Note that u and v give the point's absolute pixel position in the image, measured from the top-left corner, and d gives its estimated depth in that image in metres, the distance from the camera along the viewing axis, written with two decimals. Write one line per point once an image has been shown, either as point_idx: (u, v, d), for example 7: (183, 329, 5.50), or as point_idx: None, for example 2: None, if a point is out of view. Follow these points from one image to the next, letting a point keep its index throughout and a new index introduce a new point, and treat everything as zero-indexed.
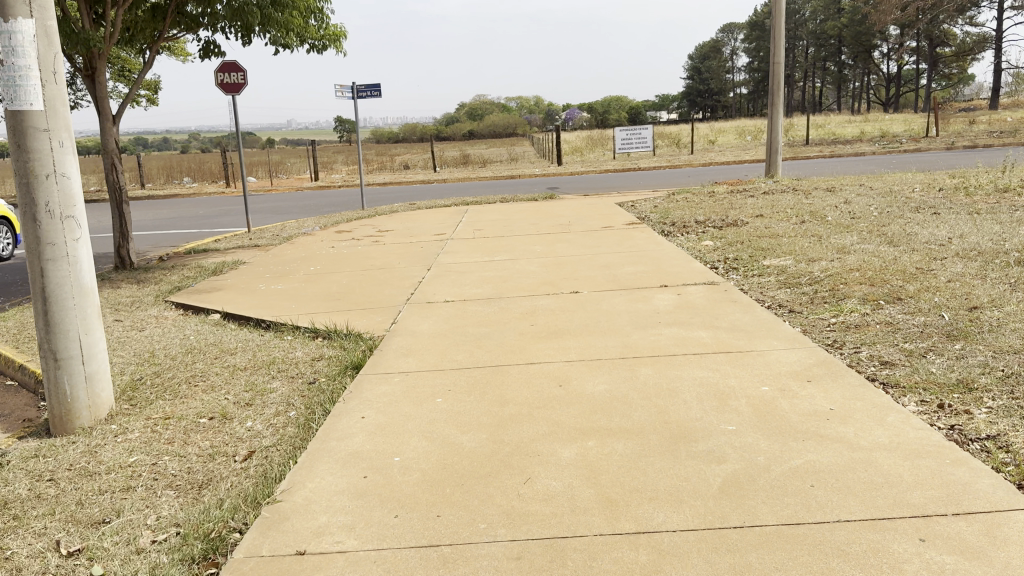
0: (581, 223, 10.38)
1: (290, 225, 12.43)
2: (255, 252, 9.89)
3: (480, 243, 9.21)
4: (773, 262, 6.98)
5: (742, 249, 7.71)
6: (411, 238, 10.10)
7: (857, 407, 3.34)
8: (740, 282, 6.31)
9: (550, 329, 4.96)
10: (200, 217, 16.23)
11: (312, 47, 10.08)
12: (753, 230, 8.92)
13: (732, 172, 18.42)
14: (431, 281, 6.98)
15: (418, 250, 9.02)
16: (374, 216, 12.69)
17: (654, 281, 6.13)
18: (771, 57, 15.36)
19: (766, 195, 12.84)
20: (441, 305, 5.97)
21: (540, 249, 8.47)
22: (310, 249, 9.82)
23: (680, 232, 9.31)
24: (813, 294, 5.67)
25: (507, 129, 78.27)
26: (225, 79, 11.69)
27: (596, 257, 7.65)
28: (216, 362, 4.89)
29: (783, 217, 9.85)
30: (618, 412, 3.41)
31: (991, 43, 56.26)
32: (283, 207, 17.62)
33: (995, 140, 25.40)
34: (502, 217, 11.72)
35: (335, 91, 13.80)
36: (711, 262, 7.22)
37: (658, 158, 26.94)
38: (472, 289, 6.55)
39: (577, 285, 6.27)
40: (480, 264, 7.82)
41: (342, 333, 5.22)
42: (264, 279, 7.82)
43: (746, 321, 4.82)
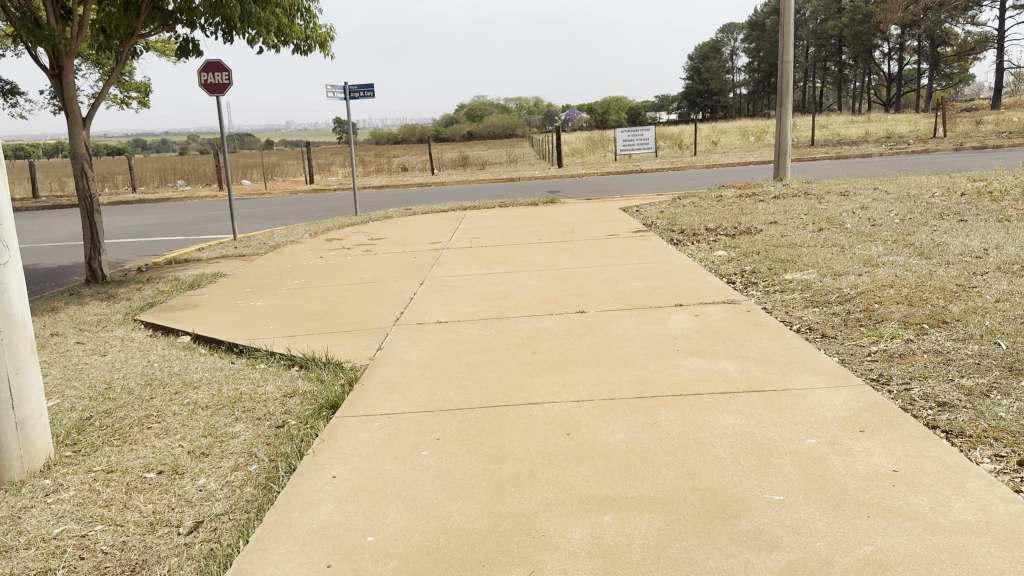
0: (585, 230, 9.83)
1: (278, 233, 11.86)
2: (239, 263, 9.33)
3: (477, 253, 8.66)
4: (795, 276, 6.43)
5: (760, 262, 7.15)
6: (404, 247, 9.54)
7: (927, 470, 2.76)
8: (762, 300, 5.74)
9: (555, 359, 4.39)
10: (188, 223, 15.68)
11: (298, 48, 9.50)
12: (769, 238, 8.36)
13: (739, 174, 17.86)
14: (423, 298, 6.42)
15: (411, 261, 8.47)
16: (367, 223, 12.13)
17: (667, 299, 5.57)
18: (780, 56, 14.79)
19: (777, 199, 12.28)
20: (432, 327, 5.40)
21: (542, 260, 7.91)
22: (297, 260, 9.27)
23: (690, 241, 8.75)
24: (846, 315, 5.09)
25: (507, 130, 77.80)
26: (209, 79, 11.13)
27: (601, 269, 7.09)
28: (175, 399, 4.33)
29: (799, 225, 9.27)
30: (639, 474, 2.84)
31: (993, 43, 55.78)
32: (274, 211, 17.06)
33: (1005, 141, 24.82)
34: (500, 224, 11.17)
35: (326, 92, 13.24)
36: (727, 276, 6.67)
37: (660, 160, 26.42)
38: (468, 307, 6.00)
39: (583, 304, 5.71)
40: (476, 277, 7.27)
41: (320, 363, 4.66)
42: (243, 294, 7.26)
43: (776, 350, 4.25)
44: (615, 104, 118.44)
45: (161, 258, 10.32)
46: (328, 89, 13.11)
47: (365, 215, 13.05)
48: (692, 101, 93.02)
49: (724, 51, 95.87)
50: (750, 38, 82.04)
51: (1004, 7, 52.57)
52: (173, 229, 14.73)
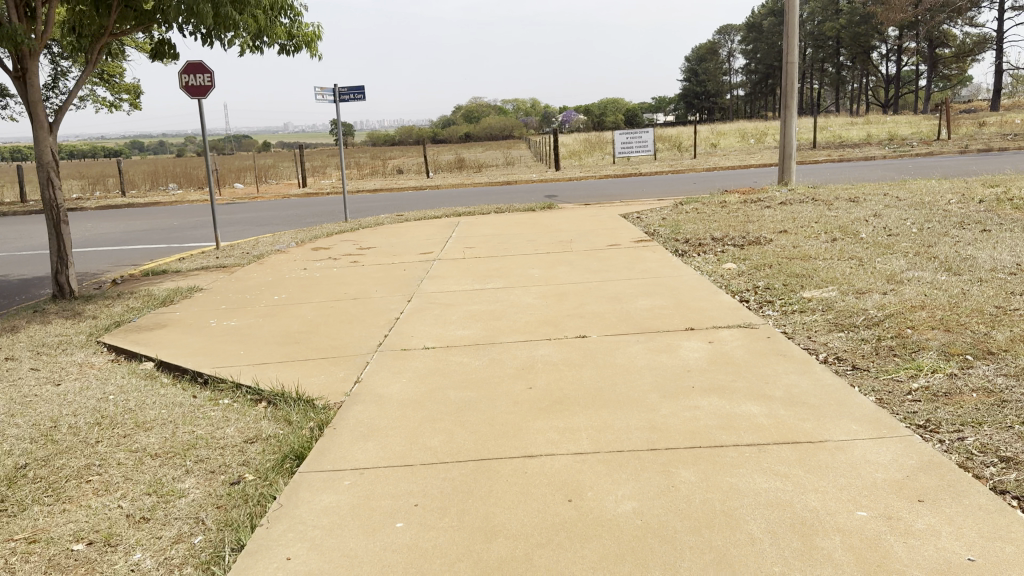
0: (584, 239, 9.33)
1: (263, 241, 11.33)
2: (218, 275, 8.81)
3: (470, 265, 8.16)
4: (813, 294, 5.93)
5: (773, 276, 6.67)
6: (393, 258, 9.02)
7: (1011, 561, 2.26)
8: (780, 323, 5.23)
9: (555, 396, 3.87)
10: (172, 230, 15.14)
11: (282, 48, 8.94)
12: (781, 250, 7.86)
13: (742, 178, 17.37)
14: (409, 318, 5.91)
15: (400, 273, 7.96)
16: (356, 231, 11.61)
17: (676, 323, 5.05)
18: (786, 57, 14.30)
19: (784, 206, 11.78)
20: (418, 354, 4.87)
21: (538, 274, 7.39)
22: (279, 272, 8.75)
23: (697, 252, 8.25)
24: (876, 343, 4.59)
25: (504, 132, 77.34)
26: (190, 80, 10.62)
27: (604, 285, 6.57)
28: (123, 444, 3.80)
29: (810, 234, 8.78)
30: (659, 563, 2.33)
31: (992, 44, 55.45)
32: (263, 217, 16.54)
33: (1011, 143, 24.39)
34: (495, 232, 10.65)
35: (315, 94, 12.71)
36: (740, 293, 6.16)
37: (660, 163, 25.98)
38: (458, 329, 5.47)
39: (584, 327, 5.21)
40: (468, 293, 6.74)
41: (289, 400, 4.16)
42: (217, 313, 6.73)
43: (806, 388, 3.75)
44: (613, 105, 118.17)
45: (138, 269, 9.78)
46: (316, 92, 12.57)
47: (355, 222, 12.54)
48: (689, 103, 92.91)
49: (722, 53, 95.58)
50: (747, 40, 81.76)
51: (1003, 9, 52.32)
52: (156, 236, 14.18)
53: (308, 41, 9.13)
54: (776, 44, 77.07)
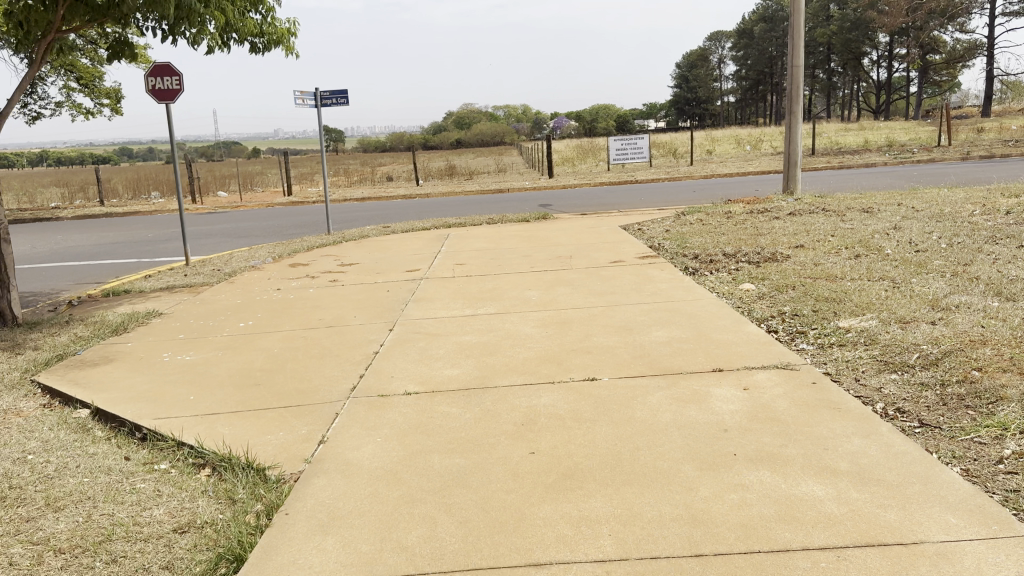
0: (584, 255, 8.62)
1: (237, 256, 10.57)
2: (184, 298, 8.04)
3: (461, 285, 7.43)
4: (850, 323, 5.23)
5: (800, 301, 5.96)
6: (376, 276, 8.28)
7: None
8: (820, 361, 4.51)
9: (563, 466, 3.13)
10: (144, 243, 14.31)
11: (253, 47, 8.19)
12: (801, 268, 7.16)
13: (743, 186, 16.72)
14: (390, 352, 5.17)
15: (382, 295, 7.22)
16: (338, 245, 10.85)
17: (699, 363, 4.32)
18: (791, 59, 13.64)
19: (794, 217, 11.10)
20: (396, 401, 4.12)
21: (536, 296, 6.66)
22: (251, 292, 7.99)
23: (708, 269, 7.55)
24: (941, 390, 3.87)
25: (495, 138, 76.71)
26: (157, 84, 9.86)
27: (610, 311, 5.84)
28: (22, 532, 3.02)
29: (829, 249, 8.09)
30: None
31: (984, 50, 55.31)
32: (243, 228, 15.76)
33: (1013, 149, 23.90)
34: (487, 246, 9.91)
35: (295, 99, 11.95)
36: (765, 321, 5.45)
37: (655, 170, 25.33)
38: (446, 367, 4.73)
39: (592, 366, 4.49)
40: (458, 319, 6.00)
41: (237, 470, 3.42)
42: (174, 345, 5.97)
43: (875, 459, 3.02)
44: (605, 111, 117.89)
45: (99, 289, 9.01)
46: (297, 96, 11.82)
47: (338, 235, 11.78)
48: (680, 110, 92.66)
49: (713, 59, 95.46)
50: (738, 46, 81.53)
51: (994, 15, 52.05)
52: (127, 250, 13.38)
53: (281, 37, 8.38)
54: (768, 50, 76.88)
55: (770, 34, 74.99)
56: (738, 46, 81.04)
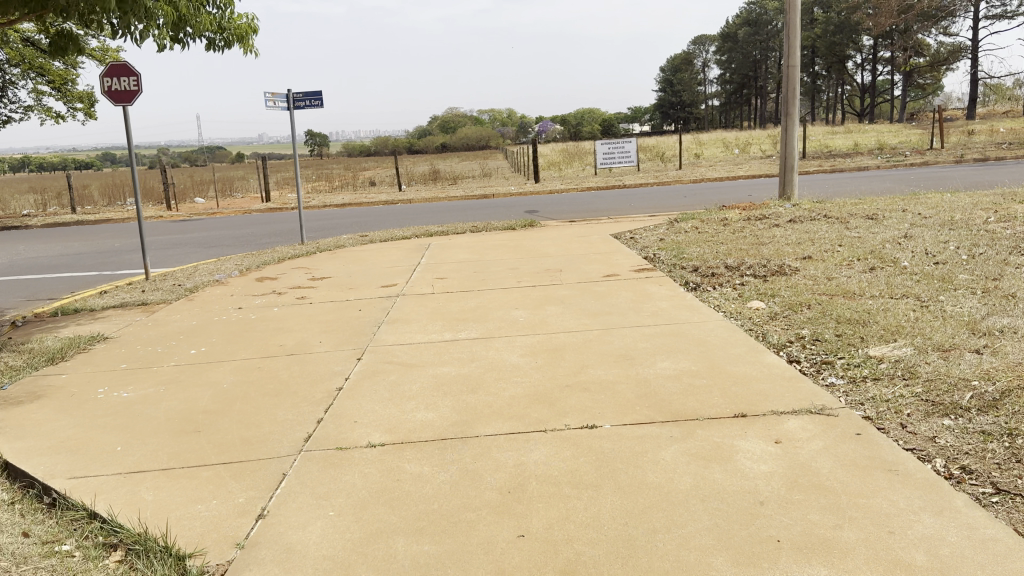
0: (575, 267, 7.96)
1: (202, 269, 9.83)
2: (136, 318, 7.31)
3: (441, 303, 6.75)
4: (881, 350, 4.60)
5: (820, 323, 5.34)
6: (348, 292, 7.56)
7: None
8: (855, 400, 3.87)
9: (560, 559, 2.46)
10: (107, 254, 13.52)
11: (211, 44, 7.48)
12: (814, 283, 6.53)
13: (737, 191, 16.14)
14: (356, 387, 4.47)
15: (353, 315, 6.51)
16: (310, 257, 10.13)
17: (718, 405, 3.65)
18: (788, 60, 13.05)
19: (794, 224, 10.51)
20: (357, 456, 3.43)
21: (524, 317, 5.98)
22: (211, 311, 7.27)
23: (712, 284, 6.91)
24: (1009, 441, 3.23)
25: (480, 140, 75.94)
26: (112, 85, 9.13)
27: (608, 336, 5.17)
28: None
29: (840, 261, 7.49)
30: None
31: (968, 53, 55.23)
32: (214, 237, 14.97)
33: (1008, 152, 23.48)
34: (470, 257, 9.22)
35: (265, 101, 11.21)
36: (784, 348, 4.82)
37: (644, 174, 24.76)
38: (419, 408, 4.04)
39: (591, 408, 3.81)
40: (436, 345, 5.30)
41: (153, 558, 2.72)
42: (114, 377, 5.25)
43: (958, 551, 2.37)
44: (589, 115, 117.68)
45: (47, 308, 8.25)
46: (267, 98, 11.08)
47: (312, 245, 11.07)
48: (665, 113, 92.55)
49: (698, 63, 95.36)
50: (723, 49, 81.54)
51: (978, 18, 52.18)
52: (89, 261, 12.59)
53: (242, 35, 7.67)
54: (752, 54, 76.95)
55: (754, 37, 75.07)
56: (722, 49, 81.05)
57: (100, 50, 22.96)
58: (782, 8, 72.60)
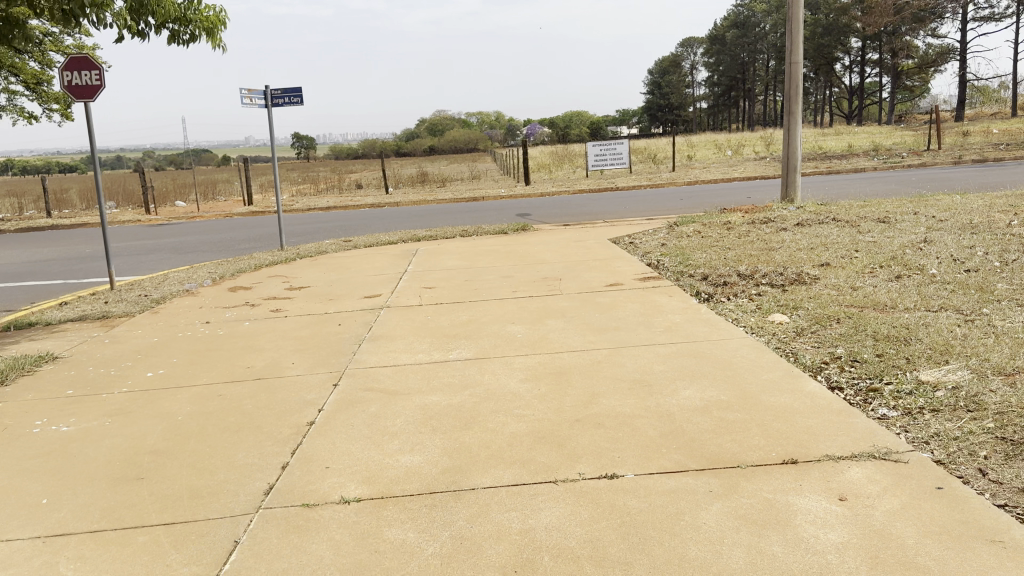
0: (574, 276, 7.35)
1: (172, 277, 9.17)
2: (95, 333, 6.64)
3: (429, 316, 6.13)
4: (934, 375, 4.00)
5: (855, 341, 4.74)
6: (327, 304, 6.93)
7: None
8: (918, 439, 3.27)
9: None
10: (76, 261, 12.79)
11: (175, 38, 6.81)
12: (839, 294, 5.95)
13: (735, 193, 15.60)
14: (330, 421, 3.85)
15: (331, 330, 5.88)
16: (289, 265, 9.47)
17: (759, 449, 3.06)
18: (790, 56, 12.52)
19: (803, 228, 9.96)
20: (327, 517, 2.81)
21: (522, 332, 5.36)
22: (177, 325, 6.62)
23: (726, 294, 6.32)
24: None
25: (468, 142, 75.06)
26: (73, 79, 8.46)
27: (618, 357, 4.56)
28: None
29: (862, 269, 6.92)
30: None
31: (956, 55, 55.05)
32: (192, 243, 14.25)
33: (1005, 153, 23.05)
34: (461, 264, 8.61)
35: (242, 98, 10.55)
36: (820, 373, 4.22)
37: (637, 176, 24.24)
38: (403, 449, 3.42)
39: (607, 449, 3.20)
40: (424, 367, 4.67)
41: None
42: (57, 406, 4.59)
43: None
44: (577, 118, 117.39)
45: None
46: (243, 94, 10.42)
47: (291, 251, 10.42)
48: (653, 116, 92.16)
49: (686, 65, 95.10)
50: (711, 52, 81.35)
51: (966, 19, 52.11)
52: (55, 268, 11.88)
53: (210, 27, 7.04)
54: (740, 56, 76.85)
55: (742, 40, 75.01)
56: (710, 52, 80.92)
57: (77, 48, 22.23)
58: (770, 10, 72.54)
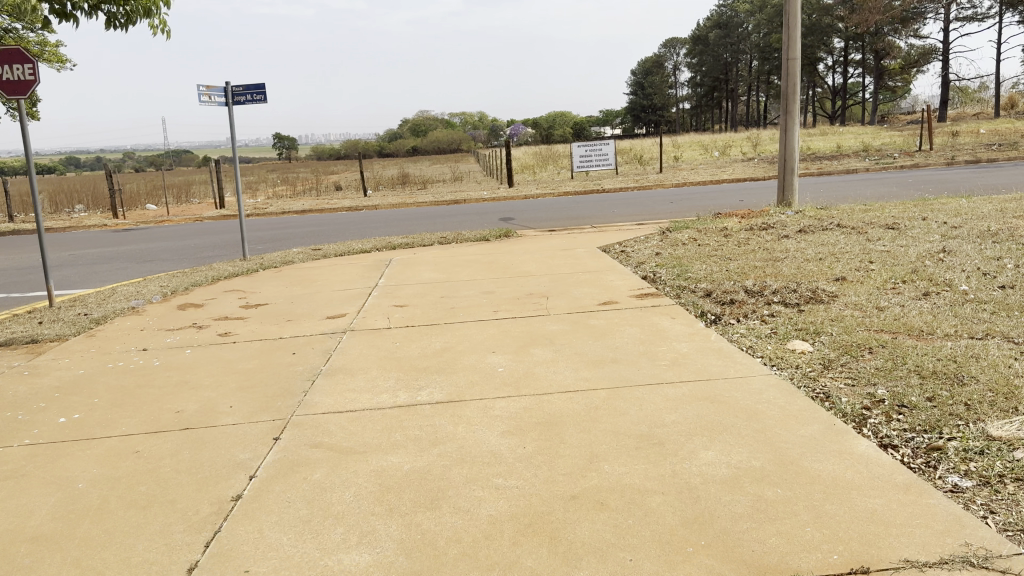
0: (562, 292, 6.59)
1: (120, 292, 8.31)
2: (17, 362, 5.80)
3: (398, 343, 5.34)
4: (1005, 427, 3.26)
5: (897, 379, 4.01)
6: (284, 326, 6.12)
7: None
8: (1013, 525, 2.51)
9: None
10: (25, 271, 11.85)
11: (109, 21, 5.97)
12: (864, 317, 5.23)
13: (727, 196, 14.94)
14: (262, 496, 3.06)
15: (283, 360, 5.08)
16: (249, 277, 8.66)
17: (814, 553, 2.31)
18: (787, 52, 11.84)
19: (806, 235, 9.29)
20: None
21: (505, 365, 4.59)
22: (110, 353, 5.79)
23: (735, 314, 5.59)
24: None
25: (453, 143, 74.10)
26: (4, 74, 7.61)
27: (620, 401, 3.80)
28: None
29: (884, 285, 6.21)
30: None
31: (938, 55, 54.95)
32: (153, 250, 13.35)
33: (998, 154, 22.58)
34: (437, 277, 7.83)
35: (199, 95, 9.52)
36: (865, 424, 3.47)
37: (623, 177, 23.50)
38: (349, 541, 2.64)
39: (614, 546, 2.44)
40: (386, 413, 3.89)
41: None
42: None
43: None
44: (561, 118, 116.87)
45: None
46: (203, 92, 9.41)
47: (254, 261, 9.61)
48: (637, 116, 91.74)
49: (670, 66, 94.81)
50: (694, 52, 81.03)
51: (949, 19, 51.98)
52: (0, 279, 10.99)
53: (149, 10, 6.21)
54: (723, 57, 76.51)
55: (724, 40, 74.55)
56: (693, 52, 80.52)
57: (40, 45, 21.20)
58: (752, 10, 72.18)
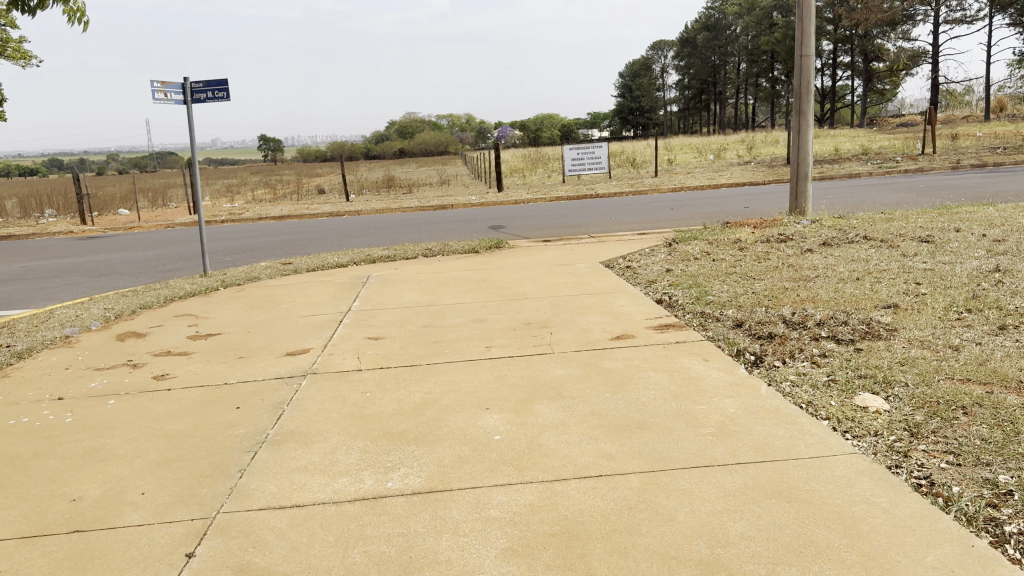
0: (565, 322, 5.61)
1: (57, 316, 7.26)
2: None
3: (368, 392, 4.33)
4: None
5: (1018, 459, 3.03)
6: (235, 364, 5.10)
7: None
8: None
9: None
10: None
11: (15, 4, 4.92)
12: (943, 361, 4.24)
13: (730, 203, 14.05)
14: None
15: (224, 418, 4.06)
16: (206, 298, 7.63)
17: None
18: (800, 48, 10.91)
19: (831, 249, 8.35)
20: None
21: (502, 430, 3.60)
22: (18, 400, 4.74)
23: (778, 353, 4.62)
24: None
25: (440, 146, 73.11)
26: None
27: (659, 495, 2.82)
28: None
29: (946, 315, 5.25)
30: None
31: (929, 57, 54.54)
32: (112, 262, 12.27)
33: (1004, 158, 21.85)
34: (420, 300, 6.83)
35: (152, 92, 8.49)
36: (1006, 540, 2.48)
37: (617, 181, 22.60)
38: None
39: None
40: (346, 511, 2.89)
41: None
42: None
43: None
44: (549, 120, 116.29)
45: None
46: (157, 88, 8.34)
47: (215, 278, 8.56)
48: (625, 119, 91.15)
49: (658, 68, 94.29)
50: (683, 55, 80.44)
51: (938, 23, 51.71)
52: None
53: None
54: (712, 59, 75.93)
55: (713, 42, 73.82)
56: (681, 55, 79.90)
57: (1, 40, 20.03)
58: (740, 12, 71.62)
